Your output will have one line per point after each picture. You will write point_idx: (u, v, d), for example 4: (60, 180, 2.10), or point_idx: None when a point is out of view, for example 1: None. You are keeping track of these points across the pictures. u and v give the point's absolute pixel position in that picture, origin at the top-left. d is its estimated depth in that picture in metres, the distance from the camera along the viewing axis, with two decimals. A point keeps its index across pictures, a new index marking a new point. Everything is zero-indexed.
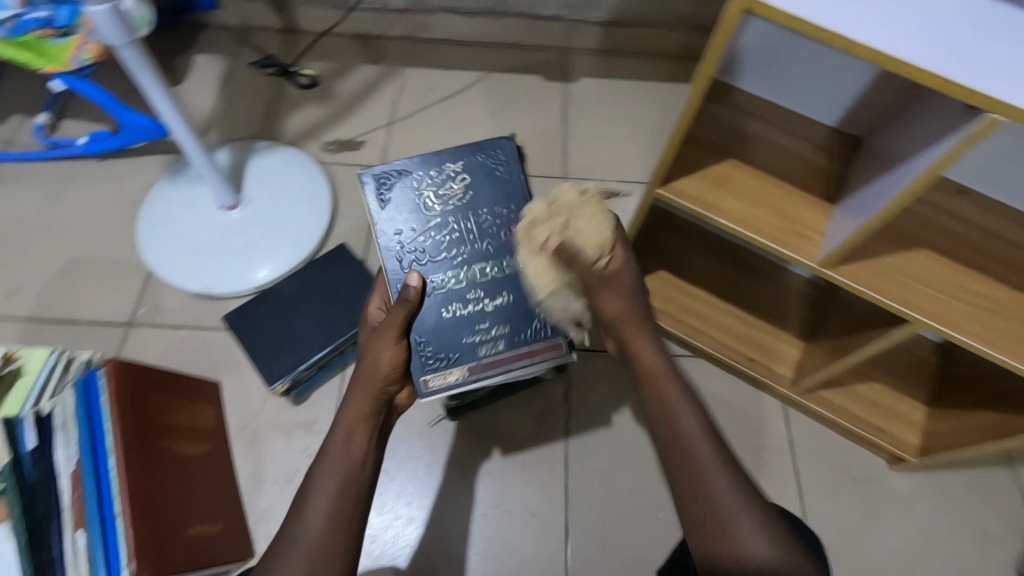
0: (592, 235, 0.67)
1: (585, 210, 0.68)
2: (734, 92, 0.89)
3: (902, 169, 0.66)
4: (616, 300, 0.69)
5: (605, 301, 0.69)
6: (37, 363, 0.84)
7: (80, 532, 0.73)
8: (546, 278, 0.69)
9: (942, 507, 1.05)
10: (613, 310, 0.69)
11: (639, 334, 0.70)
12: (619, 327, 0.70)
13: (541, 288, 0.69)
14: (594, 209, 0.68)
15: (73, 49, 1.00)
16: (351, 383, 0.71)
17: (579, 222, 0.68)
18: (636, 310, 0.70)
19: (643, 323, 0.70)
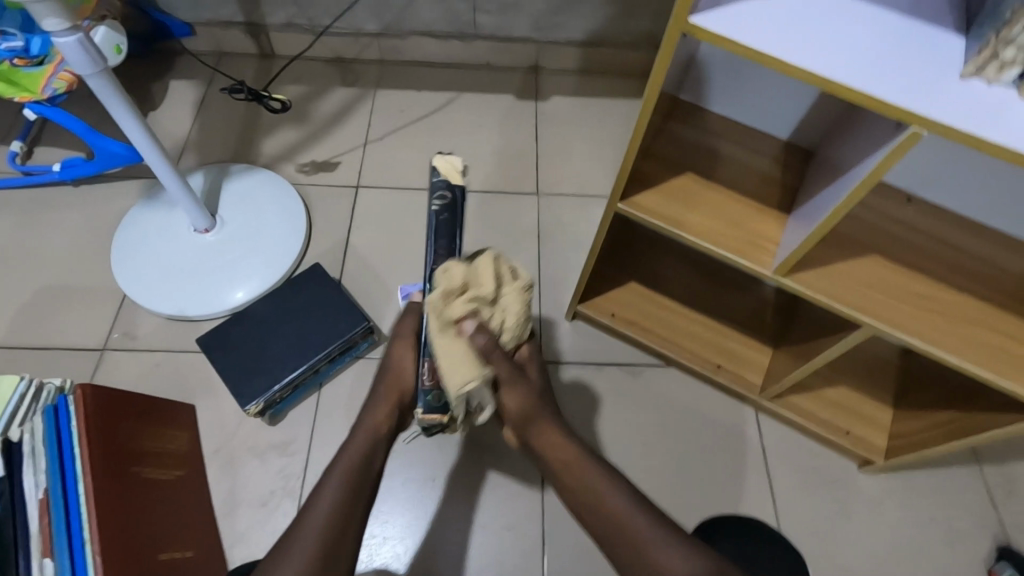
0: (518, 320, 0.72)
1: (509, 290, 0.71)
2: (690, 109, 0.93)
3: (845, 180, 0.69)
4: (519, 397, 0.74)
5: (511, 397, 0.74)
6: (8, 389, 0.84)
7: (48, 560, 0.72)
8: (464, 371, 0.67)
9: (912, 508, 1.07)
10: (520, 407, 0.75)
11: (541, 420, 0.76)
12: (523, 419, 0.76)
13: (459, 382, 0.66)
14: (519, 288, 0.71)
15: (46, 78, 1.02)
16: (377, 387, 0.81)
17: (506, 304, 0.70)
18: (531, 400, 0.75)
19: (544, 412, 0.76)
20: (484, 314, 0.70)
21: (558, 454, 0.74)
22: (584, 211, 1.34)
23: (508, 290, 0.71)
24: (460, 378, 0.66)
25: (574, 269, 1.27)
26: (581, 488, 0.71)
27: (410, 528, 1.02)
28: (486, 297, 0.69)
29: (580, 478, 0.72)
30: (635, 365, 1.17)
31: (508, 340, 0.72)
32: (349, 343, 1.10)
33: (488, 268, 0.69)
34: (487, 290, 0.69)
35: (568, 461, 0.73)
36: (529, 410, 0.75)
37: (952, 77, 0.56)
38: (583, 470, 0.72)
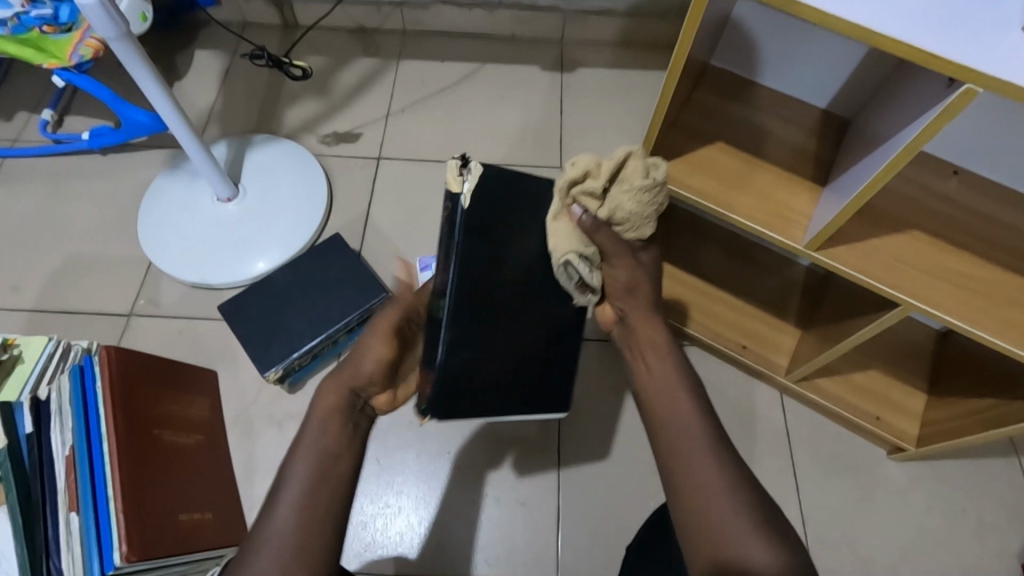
0: (631, 211, 0.65)
1: (626, 180, 0.64)
2: (723, 76, 0.88)
3: (888, 148, 0.65)
4: (626, 272, 0.70)
5: (617, 270, 0.69)
6: (37, 349, 0.86)
7: (74, 514, 0.74)
8: (570, 249, 0.67)
9: (943, 496, 1.03)
10: (628, 280, 0.70)
11: (643, 309, 0.71)
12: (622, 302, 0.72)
13: (562, 251, 0.67)
14: (643, 188, 0.63)
15: (73, 45, 1.00)
16: (338, 366, 0.67)
17: (616, 195, 0.65)
18: (639, 285, 0.71)
19: (649, 300, 0.71)
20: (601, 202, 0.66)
21: (648, 349, 0.69)
22: None
23: (632, 185, 0.64)
24: (565, 248, 0.67)
25: None
26: (663, 415, 0.62)
27: (423, 500, 1.03)
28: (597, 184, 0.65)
29: (666, 408, 0.63)
30: None
31: (626, 228, 0.66)
32: (367, 314, 1.10)
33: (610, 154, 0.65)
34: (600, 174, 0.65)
35: (661, 389, 0.64)
36: (633, 286, 0.71)
37: (1014, 30, 0.51)
38: (674, 399, 0.63)
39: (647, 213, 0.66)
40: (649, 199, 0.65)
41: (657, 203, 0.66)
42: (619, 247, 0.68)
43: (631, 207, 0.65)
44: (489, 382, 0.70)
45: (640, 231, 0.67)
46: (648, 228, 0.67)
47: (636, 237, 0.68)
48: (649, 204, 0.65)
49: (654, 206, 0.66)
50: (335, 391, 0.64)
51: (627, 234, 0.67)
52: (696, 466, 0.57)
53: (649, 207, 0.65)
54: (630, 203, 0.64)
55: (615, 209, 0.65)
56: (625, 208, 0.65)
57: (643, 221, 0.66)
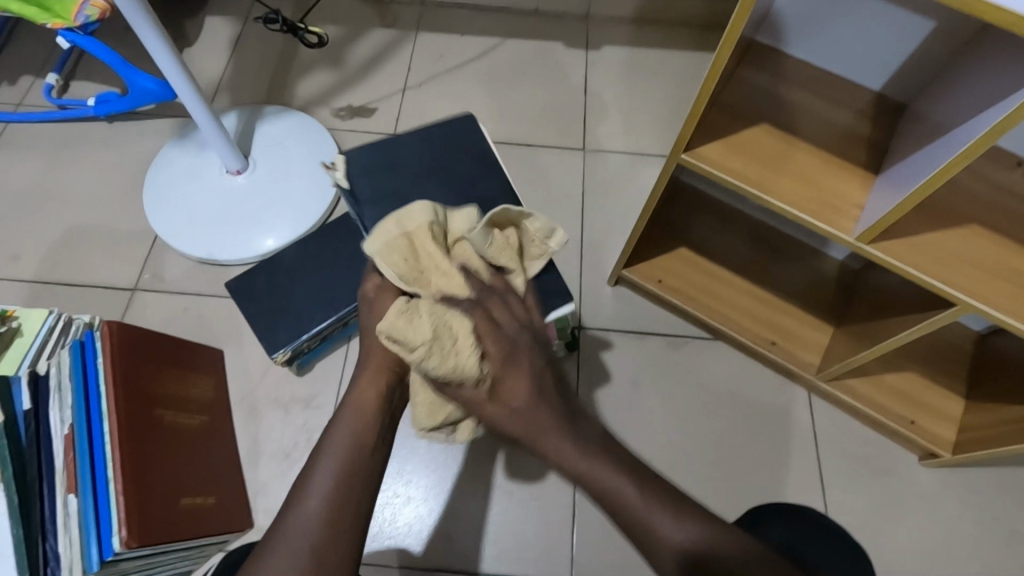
0: (431, 362, 0.53)
1: (401, 335, 0.53)
2: (769, 53, 0.82)
3: (959, 132, 0.59)
4: (503, 408, 0.59)
5: (494, 416, 0.59)
6: (36, 323, 0.82)
7: (73, 496, 0.71)
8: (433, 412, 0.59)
9: (974, 505, 0.99)
10: (516, 415, 0.59)
11: (549, 432, 0.60)
12: (522, 434, 0.60)
13: (421, 426, 0.60)
14: (429, 341, 0.53)
15: (78, 5, 0.93)
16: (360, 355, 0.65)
17: (407, 360, 0.54)
18: (531, 408, 0.60)
19: (546, 420, 0.60)
20: (410, 371, 0.56)
21: (574, 465, 0.60)
22: (631, 170, 1.25)
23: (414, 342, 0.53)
24: (429, 419, 0.60)
25: (618, 231, 1.19)
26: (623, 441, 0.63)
27: (433, 490, 0.99)
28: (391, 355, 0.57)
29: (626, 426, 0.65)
30: (679, 338, 1.10)
31: (448, 379, 0.55)
32: None
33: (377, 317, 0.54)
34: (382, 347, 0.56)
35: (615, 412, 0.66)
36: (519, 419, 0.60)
37: None
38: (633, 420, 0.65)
39: (460, 360, 0.54)
40: (450, 347, 0.54)
41: (449, 330, 0.55)
42: (475, 396, 0.58)
43: (434, 368, 0.53)
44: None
45: (473, 367, 0.55)
46: (479, 360, 0.55)
47: (470, 384, 0.56)
48: (452, 348, 0.54)
49: (452, 348, 0.54)
50: (375, 379, 0.63)
51: (465, 377, 0.55)
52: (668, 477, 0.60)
53: (454, 356, 0.54)
54: (432, 363, 0.53)
55: (423, 374, 0.55)
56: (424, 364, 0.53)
57: (464, 360, 0.54)
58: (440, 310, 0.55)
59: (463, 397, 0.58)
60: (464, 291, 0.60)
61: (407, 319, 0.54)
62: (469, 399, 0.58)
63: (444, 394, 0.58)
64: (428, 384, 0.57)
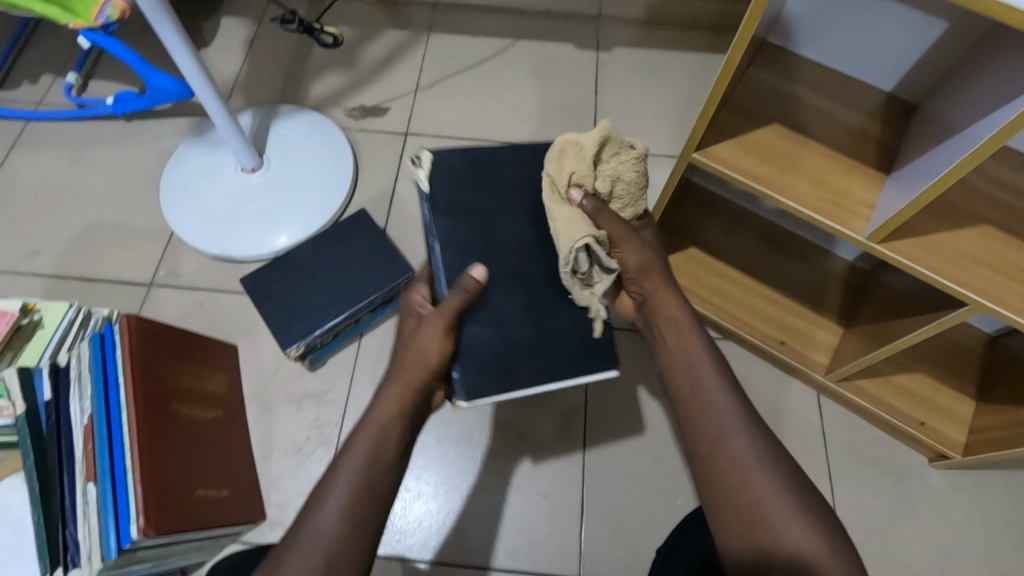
0: (628, 184, 0.67)
1: (615, 155, 0.67)
2: (781, 54, 0.83)
3: (971, 132, 0.60)
4: (641, 251, 0.69)
5: (631, 250, 0.69)
6: (56, 316, 0.85)
7: (91, 484, 0.74)
8: (578, 231, 0.64)
9: (985, 508, 0.99)
10: (643, 260, 0.69)
11: (662, 286, 0.70)
12: (644, 279, 0.70)
13: (576, 236, 0.64)
14: (631, 159, 0.67)
15: (99, 6, 0.95)
16: (390, 371, 0.66)
17: (608, 168, 0.67)
18: (654, 257, 0.70)
19: (664, 269, 0.71)
20: (598, 182, 0.67)
21: (670, 323, 0.68)
22: None
23: (621, 158, 0.67)
24: (581, 236, 0.64)
25: None
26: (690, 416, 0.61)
27: (442, 486, 1.00)
28: (586, 160, 0.66)
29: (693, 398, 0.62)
30: None
31: (624, 201, 0.69)
32: (391, 292, 1.07)
33: (595, 131, 0.66)
34: (585, 150, 0.66)
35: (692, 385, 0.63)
36: (646, 265, 0.70)
37: None
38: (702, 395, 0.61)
39: (638, 187, 0.69)
40: (638, 174, 0.68)
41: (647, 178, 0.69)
42: (622, 226, 0.68)
43: (628, 185, 0.67)
44: (515, 336, 0.69)
45: (636, 205, 0.71)
46: (642, 201, 0.71)
47: (628, 216, 0.71)
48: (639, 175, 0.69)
49: (640, 175, 0.69)
50: (399, 394, 0.63)
51: (627, 211, 0.70)
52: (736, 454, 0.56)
53: (639, 180, 0.69)
54: (626, 181, 0.67)
55: (610, 188, 0.67)
56: (626, 179, 0.67)
57: (636, 196, 0.70)
58: (634, 145, 0.70)
59: (620, 224, 0.68)
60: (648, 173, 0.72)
61: (623, 150, 0.67)
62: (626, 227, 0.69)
63: (612, 214, 0.68)
64: (599, 196, 0.67)
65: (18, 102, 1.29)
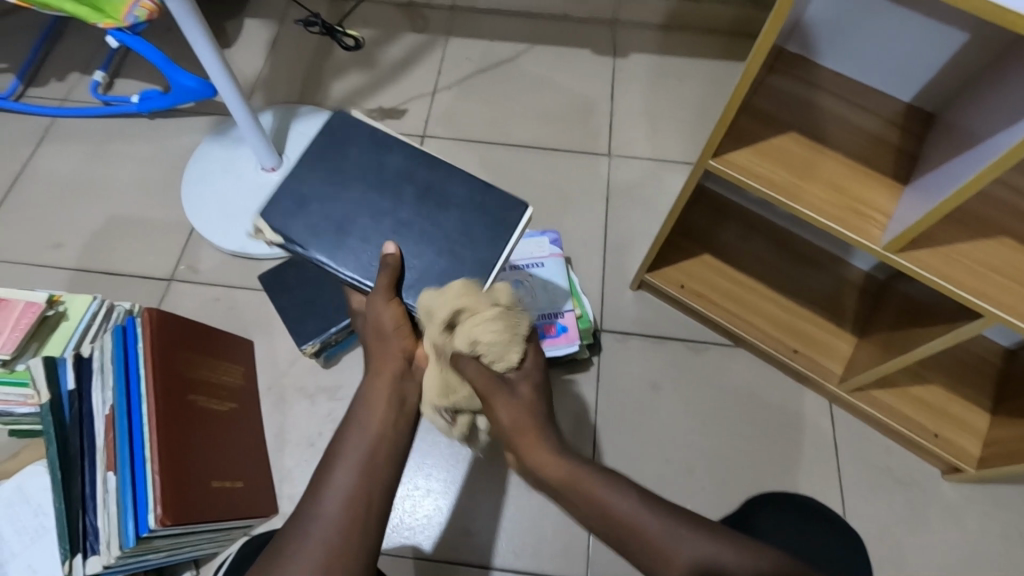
0: (488, 345, 0.65)
1: (473, 320, 0.64)
2: (799, 62, 0.83)
3: (991, 143, 0.60)
4: (511, 408, 0.66)
5: (501, 408, 0.66)
6: (81, 307, 0.87)
7: (111, 474, 0.75)
8: (449, 390, 0.67)
9: (999, 520, 0.97)
10: (514, 419, 0.66)
11: (534, 441, 0.66)
12: (518, 438, 0.67)
13: (428, 401, 0.68)
14: (488, 319, 0.64)
15: (128, 6, 0.98)
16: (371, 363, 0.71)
17: (468, 329, 0.64)
18: (530, 416, 0.67)
19: (542, 430, 0.67)
20: (456, 343, 0.65)
21: (561, 482, 0.64)
22: (656, 175, 1.26)
23: (478, 317, 0.64)
24: (437, 399, 0.67)
25: (641, 236, 1.20)
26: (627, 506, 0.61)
27: (452, 484, 1.01)
28: (442, 327, 0.65)
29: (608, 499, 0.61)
30: (701, 343, 1.10)
31: (487, 357, 0.66)
32: None
33: (446, 302, 0.64)
34: (440, 320, 0.65)
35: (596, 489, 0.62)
36: (518, 421, 0.66)
37: None
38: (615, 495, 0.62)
39: (501, 345, 0.65)
40: (499, 332, 0.65)
41: (517, 331, 0.67)
42: (490, 381, 0.66)
43: (482, 347, 0.65)
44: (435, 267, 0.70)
45: (505, 359, 0.66)
46: (513, 354, 0.67)
47: (503, 367, 0.67)
48: (501, 333, 0.65)
49: (498, 335, 0.65)
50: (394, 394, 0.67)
51: (496, 365, 0.67)
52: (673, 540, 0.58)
53: (502, 339, 0.65)
54: (481, 342, 0.65)
55: (465, 346, 0.65)
56: (486, 340, 0.64)
57: (500, 353, 0.66)
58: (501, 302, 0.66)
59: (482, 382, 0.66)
60: (523, 321, 0.68)
61: (481, 315, 0.64)
62: (488, 385, 0.66)
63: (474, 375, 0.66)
64: (458, 355, 0.66)
65: (45, 98, 1.33)
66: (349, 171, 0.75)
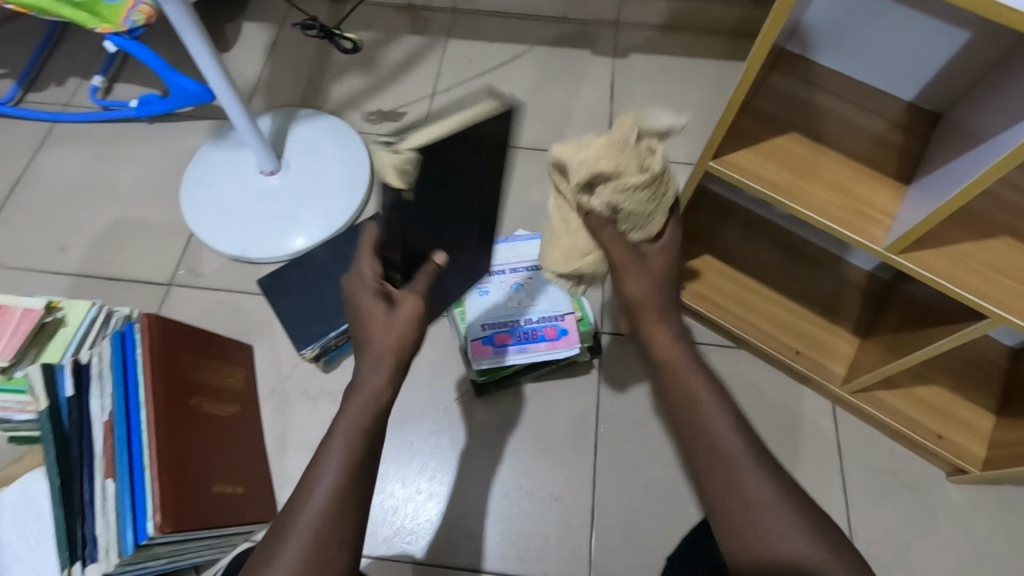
0: (629, 212, 0.55)
1: (613, 185, 0.54)
2: (800, 62, 0.82)
3: (994, 142, 0.59)
4: (642, 279, 0.60)
5: (635, 278, 0.60)
6: (79, 314, 0.87)
7: (110, 480, 0.75)
8: (574, 260, 0.64)
9: (1005, 522, 0.97)
10: (642, 291, 0.60)
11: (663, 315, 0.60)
12: (640, 312, 0.60)
13: (555, 261, 0.66)
14: (635, 179, 0.53)
15: (126, 11, 0.98)
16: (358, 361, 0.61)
17: (606, 196, 0.54)
18: (655, 292, 0.60)
19: (667, 308, 0.60)
20: (592, 208, 0.57)
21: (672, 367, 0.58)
22: None
23: (622, 165, 0.52)
24: (564, 260, 0.65)
25: None
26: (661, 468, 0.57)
27: (454, 488, 1.00)
28: (578, 184, 0.55)
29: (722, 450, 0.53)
30: (703, 344, 1.10)
31: (627, 225, 0.57)
32: None
33: (582, 162, 0.53)
34: (575, 179, 0.54)
35: (697, 431, 0.55)
36: (649, 296, 0.60)
37: None
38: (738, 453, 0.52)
39: (642, 212, 0.56)
40: (643, 201, 0.55)
41: (661, 200, 0.57)
42: (625, 251, 0.60)
43: (619, 214, 0.56)
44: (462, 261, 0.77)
45: (644, 228, 0.59)
46: (656, 223, 0.59)
47: (641, 235, 0.59)
48: (641, 204, 0.55)
49: (643, 204, 0.55)
50: None
51: (633, 237, 0.59)
52: (773, 527, 0.49)
53: (642, 210, 0.56)
54: (618, 209, 0.56)
55: (600, 211, 0.56)
56: (629, 208, 0.55)
57: (635, 224, 0.58)
58: (647, 159, 0.53)
59: (618, 250, 0.59)
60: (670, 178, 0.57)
61: (621, 175, 0.53)
62: (624, 252, 0.59)
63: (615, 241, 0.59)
64: (592, 220, 0.58)
65: (46, 103, 1.33)
66: (471, 176, 0.64)
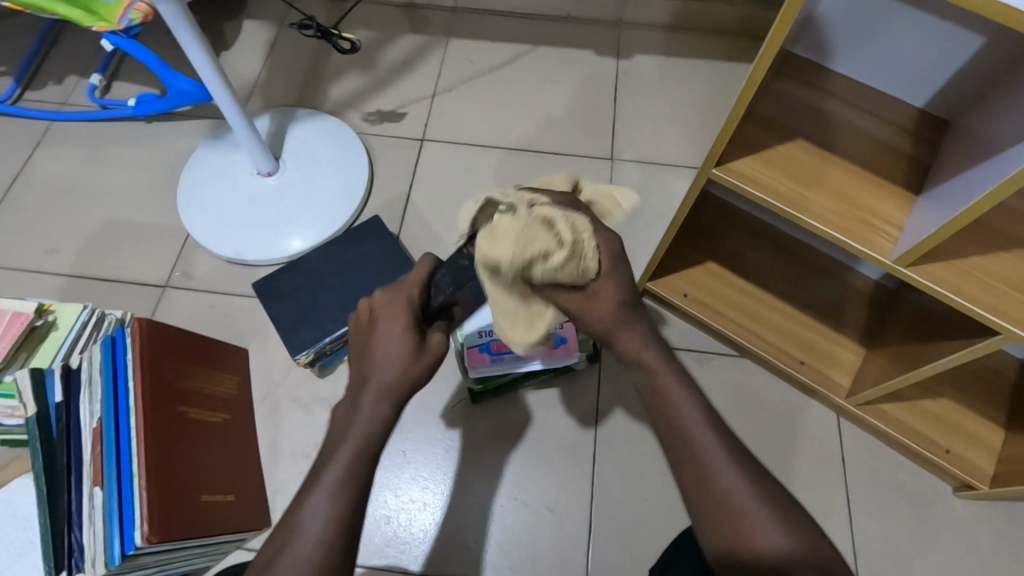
0: (561, 267, 0.52)
1: (538, 253, 0.52)
2: (808, 67, 0.80)
3: (1009, 154, 0.57)
4: (593, 308, 0.56)
5: (585, 314, 0.56)
6: (70, 318, 0.86)
7: (97, 489, 0.74)
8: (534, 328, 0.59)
9: (1014, 539, 0.94)
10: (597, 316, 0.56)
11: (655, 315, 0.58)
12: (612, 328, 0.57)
13: (524, 341, 0.60)
14: (555, 239, 0.52)
15: (122, 9, 0.95)
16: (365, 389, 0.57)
17: (538, 266, 0.52)
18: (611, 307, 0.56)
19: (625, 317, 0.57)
20: (532, 275, 0.53)
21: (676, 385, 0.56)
22: (659, 180, 1.23)
23: (536, 235, 0.52)
24: (529, 331, 0.59)
25: (644, 243, 1.17)
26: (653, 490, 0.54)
27: (448, 497, 0.99)
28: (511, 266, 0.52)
29: None
30: (704, 353, 1.07)
31: (568, 278, 0.53)
32: None
33: (507, 245, 0.52)
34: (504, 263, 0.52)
35: None
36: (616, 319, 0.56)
37: None
38: (729, 457, 0.52)
39: (575, 259, 0.52)
40: (571, 249, 0.52)
41: (585, 241, 0.53)
42: (575, 297, 0.56)
43: (558, 272, 0.52)
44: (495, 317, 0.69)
45: (586, 271, 0.54)
46: (592, 266, 0.54)
47: (586, 281, 0.54)
48: (571, 252, 0.52)
49: (574, 254, 0.52)
50: None
51: (584, 279, 0.54)
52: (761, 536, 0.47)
53: (574, 253, 0.52)
54: (556, 268, 0.52)
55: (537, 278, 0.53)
56: (561, 267, 0.52)
57: (574, 274, 0.53)
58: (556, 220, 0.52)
59: (568, 301, 0.56)
60: (578, 228, 0.53)
61: (544, 256, 0.51)
62: (575, 296, 0.56)
63: (563, 294, 0.56)
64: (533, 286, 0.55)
65: (43, 102, 1.32)
66: None
